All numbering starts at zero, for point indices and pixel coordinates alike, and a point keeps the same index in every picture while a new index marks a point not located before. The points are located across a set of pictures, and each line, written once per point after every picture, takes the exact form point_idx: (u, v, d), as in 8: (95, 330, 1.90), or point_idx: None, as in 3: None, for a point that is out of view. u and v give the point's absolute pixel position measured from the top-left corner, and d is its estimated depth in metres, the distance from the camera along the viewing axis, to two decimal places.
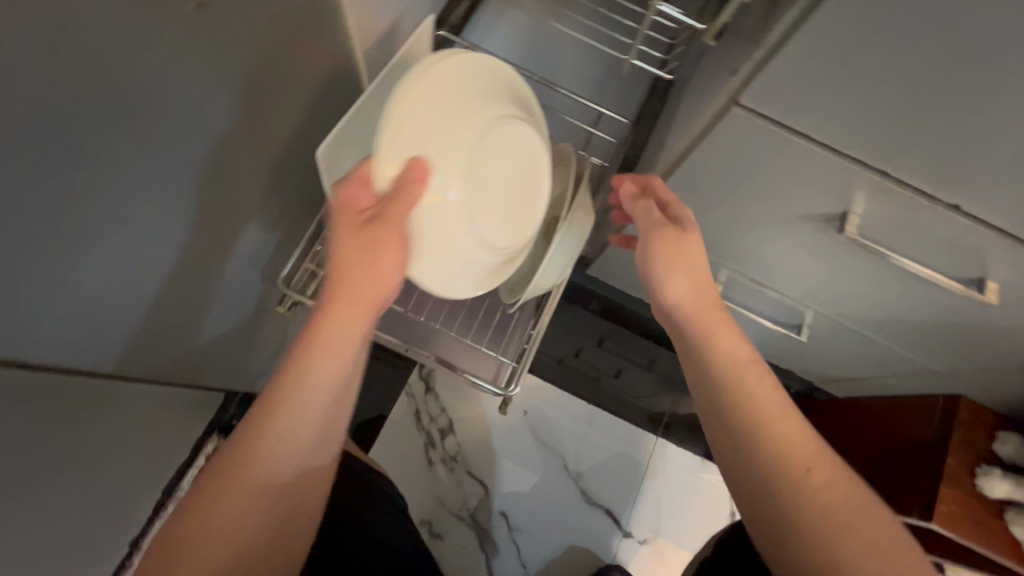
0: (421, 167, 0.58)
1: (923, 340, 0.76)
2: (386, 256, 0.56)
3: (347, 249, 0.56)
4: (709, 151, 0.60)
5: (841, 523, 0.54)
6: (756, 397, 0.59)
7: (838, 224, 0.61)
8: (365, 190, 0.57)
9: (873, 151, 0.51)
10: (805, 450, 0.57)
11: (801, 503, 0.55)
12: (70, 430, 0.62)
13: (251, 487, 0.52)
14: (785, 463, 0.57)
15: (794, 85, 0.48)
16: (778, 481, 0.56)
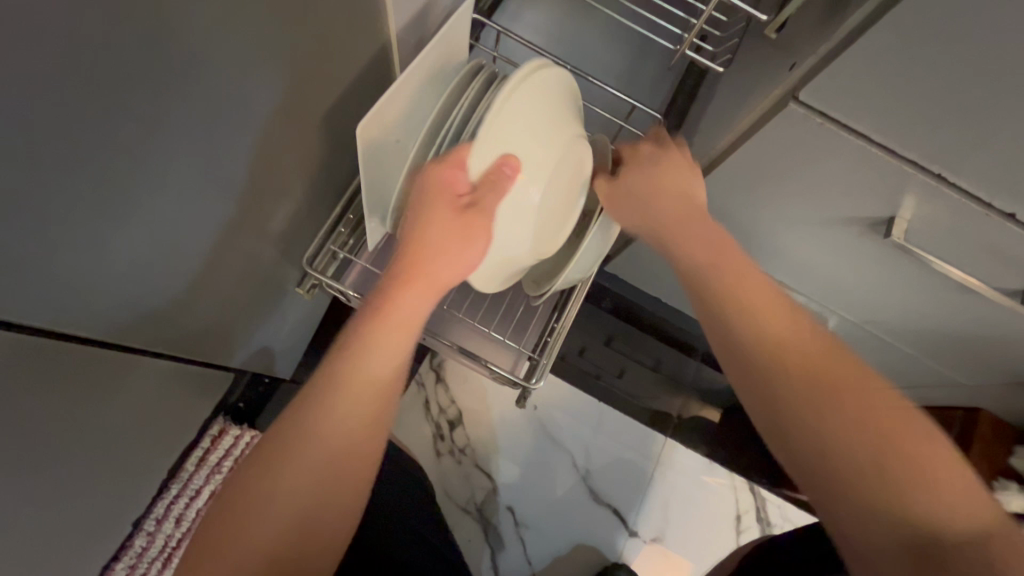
0: (513, 167, 0.58)
1: (950, 351, 0.76)
2: (474, 245, 0.57)
3: (440, 229, 0.55)
4: (757, 148, 0.59)
5: (890, 469, 0.42)
6: (765, 337, 0.49)
7: (883, 229, 0.60)
8: (460, 174, 0.56)
9: (931, 155, 0.50)
10: (832, 389, 0.46)
11: (834, 452, 0.44)
12: (81, 401, 0.60)
13: (311, 477, 0.48)
14: (795, 377, 0.47)
15: (858, 81, 0.47)
16: (804, 429, 0.45)
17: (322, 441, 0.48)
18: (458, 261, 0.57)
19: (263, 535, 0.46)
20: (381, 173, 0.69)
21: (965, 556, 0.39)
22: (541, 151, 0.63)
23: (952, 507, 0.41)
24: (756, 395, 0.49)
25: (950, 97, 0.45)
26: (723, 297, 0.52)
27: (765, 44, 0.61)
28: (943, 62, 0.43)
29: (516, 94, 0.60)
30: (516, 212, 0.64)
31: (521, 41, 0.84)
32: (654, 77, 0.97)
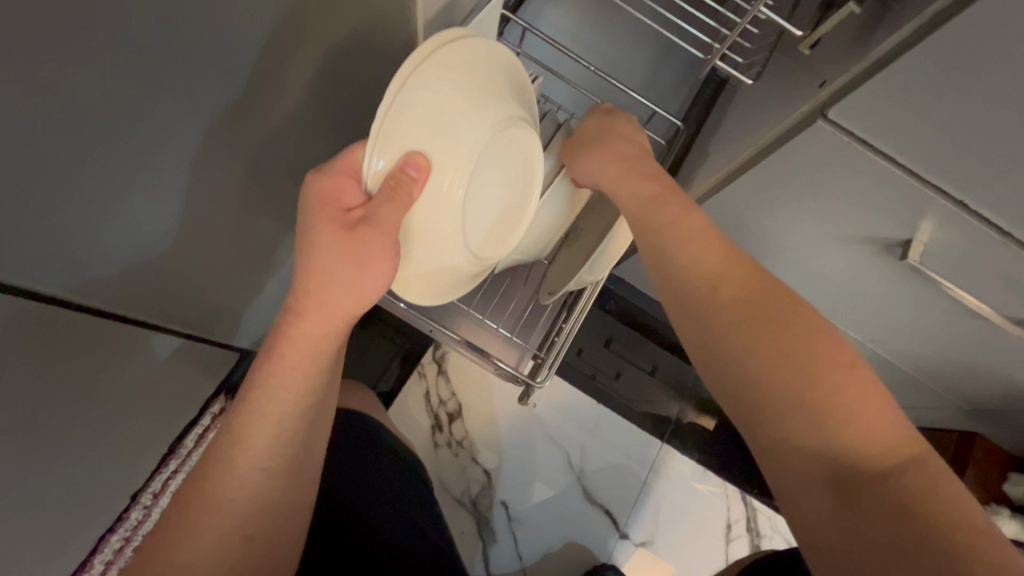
0: (417, 165, 0.54)
1: (953, 375, 0.76)
2: (370, 265, 0.53)
3: (326, 246, 0.53)
4: (778, 162, 0.59)
5: (819, 426, 0.43)
6: (717, 303, 0.49)
7: (899, 250, 0.61)
8: (351, 184, 0.54)
9: (954, 180, 0.50)
10: (774, 357, 0.45)
11: (776, 406, 0.45)
12: (90, 370, 0.60)
13: (231, 496, 0.52)
14: (744, 347, 0.47)
15: (888, 101, 0.47)
16: (745, 386, 0.47)
17: (253, 433, 0.52)
18: (359, 278, 0.53)
19: (218, 526, 0.51)
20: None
21: (890, 515, 0.40)
22: (457, 143, 0.58)
23: (878, 449, 0.42)
24: (703, 352, 0.50)
25: (975, 125, 0.45)
26: (688, 280, 0.51)
27: (792, 61, 0.62)
28: (973, 89, 0.43)
29: (430, 72, 0.53)
30: (437, 210, 0.60)
31: (546, 40, 0.83)
32: (676, 84, 0.97)
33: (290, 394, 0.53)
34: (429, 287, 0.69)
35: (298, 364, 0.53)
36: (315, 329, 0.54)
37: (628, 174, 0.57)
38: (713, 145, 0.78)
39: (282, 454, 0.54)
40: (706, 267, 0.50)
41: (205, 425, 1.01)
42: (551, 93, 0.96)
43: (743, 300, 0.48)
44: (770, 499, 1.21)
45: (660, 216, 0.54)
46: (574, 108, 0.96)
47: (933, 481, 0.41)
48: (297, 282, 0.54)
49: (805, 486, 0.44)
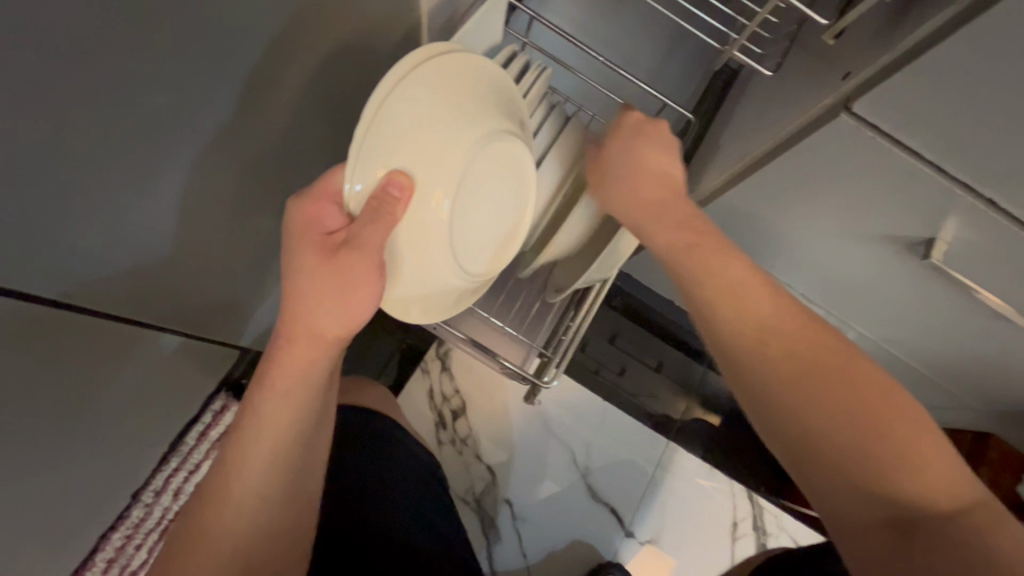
0: (400, 184, 0.52)
1: (971, 376, 0.75)
2: (357, 287, 0.51)
3: (309, 273, 0.51)
4: (795, 158, 0.57)
5: (882, 465, 0.44)
6: (765, 352, 0.49)
7: (920, 249, 0.58)
8: (333, 208, 0.52)
9: (983, 177, 0.48)
10: (827, 399, 0.46)
11: (830, 453, 0.45)
12: (86, 371, 0.59)
13: (229, 528, 0.50)
14: (793, 388, 0.47)
15: (914, 94, 0.45)
16: (799, 435, 0.47)
17: (242, 463, 0.50)
18: (347, 302, 0.51)
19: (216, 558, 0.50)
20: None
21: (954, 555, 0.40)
22: (442, 161, 0.56)
23: (934, 489, 0.43)
24: (755, 402, 0.50)
25: (1008, 121, 0.43)
26: (726, 319, 0.51)
27: (811, 52, 0.60)
28: (1008, 82, 0.41)
29: (408, 90, 0.51)
30: (428, 228, 0.58)
31: (554, 30, 0.80)
32: (686, 76, 0.94)
33: (279, 421, 0.51)
34: (424, 308, 0.66)
35: (286, 389, 0.52)
36: (304, 354, 0.52)
37: (661, 206, 0.56)
38: (726, 139, 0.76)
39: (276, 483, 0.52)
40: (746, 309, 0.50)
41: (206, 422, 0.98)
42: (557, 85, 0.93)
43: (795, 339, 0.49)
44: (776, 497, 1.20)
45: (705, 264, 0.53)
46: (581, 100, 0.93)
47: (991, 518, 0.42)
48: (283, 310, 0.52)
49: (866, 526, 0.44)
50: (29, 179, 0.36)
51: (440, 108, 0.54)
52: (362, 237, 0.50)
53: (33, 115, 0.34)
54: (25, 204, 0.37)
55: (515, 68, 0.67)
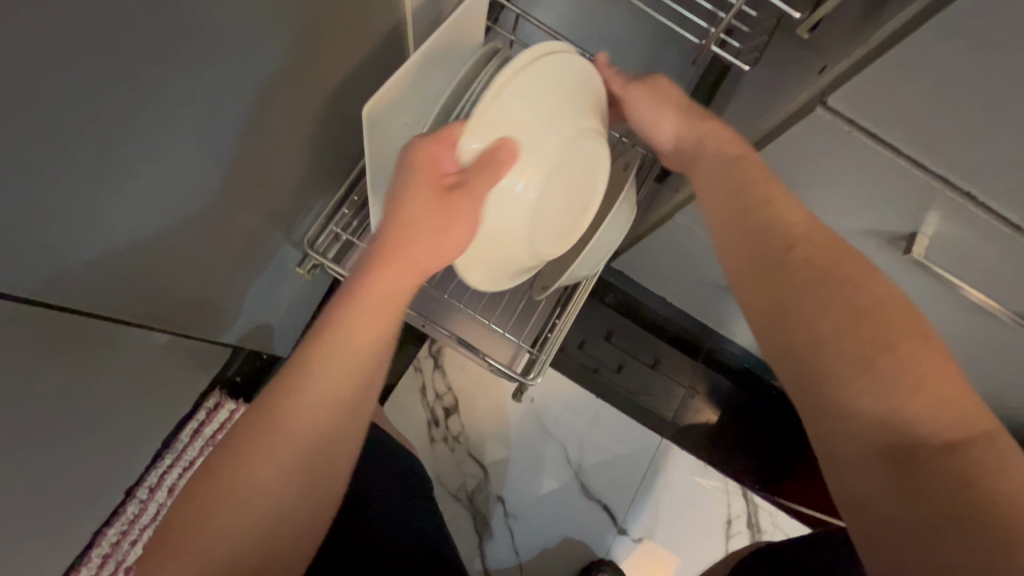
0: (511, 151, 0.55)
1: (961, 372, 0.74)
2: (456, 226, 0.54)
3: (416, 206, 0.52)
4: (774, 153, 0.57)
5: (891, 388, 0.42)
6: (789, 264, 0.49)
7: (904, 244, 0.58)
8: (448, 154, 0.54)
9: (963, 172, 0.48)
10: (847, 320, 0.44)
11: (838, 375, 0.43)
12: (68, 369, 0.59)
13: (283, 460, 0.47)
14: (812, 301, 0.46)
15: (889, 86, 0.45)
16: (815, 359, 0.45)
17: (311, 391, 0.48)
18: (440, 241, 0.53)
19: (235, 523, 0.46)
20: (384, 156, 0.68)
21: (939, 487, 0.38)
22: (539, 143, 0.58)
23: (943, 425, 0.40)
24: (775, 319, 0.48)
25: (984, 114, 0.43)
26: (763, 241, 0.51)
27: (792, 45, 0.59)
28: (983, 74, 0.40)
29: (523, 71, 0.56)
30: (508, 203, 0.59)
31: (540, 26, 0.80)
32: (676, 72, 0.94)
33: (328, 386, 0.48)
34: (485, 276, 0.68)
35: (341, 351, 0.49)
36: (391, 285, 0.51)
37: (700, 130, 0.61)
38: None
39: (314, 454, 0.48)
40: (786, 230, 0.50)
41: (200, 419, 0.99)
42: None
43: (822, 254, 0.48)
44: (772, 494, 1.19)
45: (739, 192, 0.54)
46: None
47: (990, 458, 0.39)
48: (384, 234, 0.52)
49: (860, 456, 0.42)
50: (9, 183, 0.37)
51: (553, 94, 0.58)
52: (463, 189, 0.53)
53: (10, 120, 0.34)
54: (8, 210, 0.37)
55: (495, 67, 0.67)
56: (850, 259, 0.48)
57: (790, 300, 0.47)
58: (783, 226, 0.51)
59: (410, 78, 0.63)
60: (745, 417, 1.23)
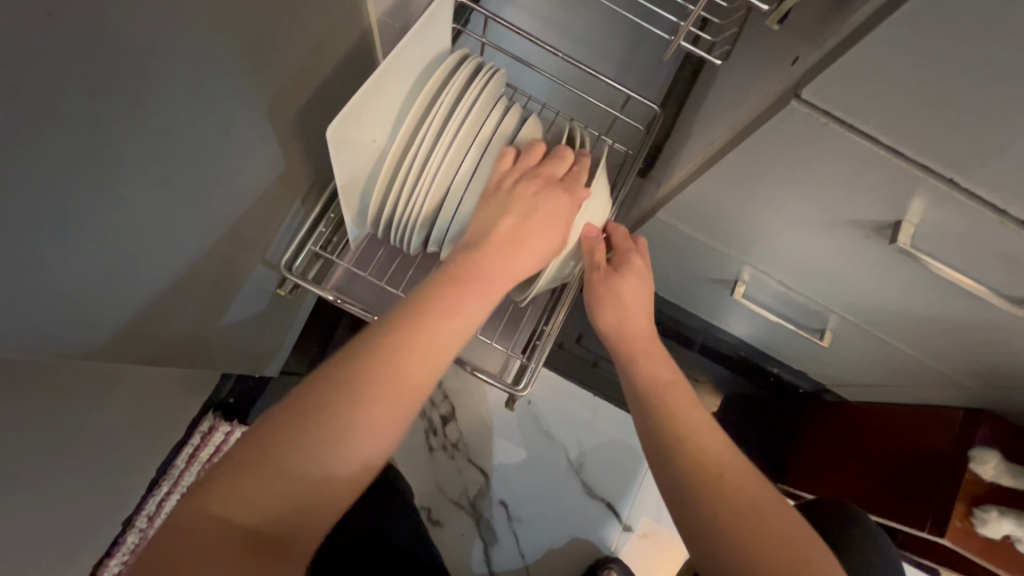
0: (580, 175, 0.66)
1: (955, 355, 0.73)
2: (554, 224, 0.63)
3: (541, 196, 0.62)
4: (751, 148, 0.56)
5: (751, 528, 0.52)
6: (683, 453, 0.59)
7: (889, 233, 0.57)
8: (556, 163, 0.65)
9: (945, 159, 0.46)
10: (734, 502, 0.54)
11: (725, 544, 0.52)
12: (36, 410, 0.58)
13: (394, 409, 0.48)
14: (700, 480, 0.56)
15: (865, 77, 0.43)
16: (688, 479, 0.57)
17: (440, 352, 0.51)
18: (551, 233, 0.63)
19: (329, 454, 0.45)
20: (356, 171, 0.66)
21: None
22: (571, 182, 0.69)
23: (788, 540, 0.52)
24: (667, 471, 0.59)
25: (966, 101, 0.41)
26: (651, 405, 0.64)
27: (763, 37, 0.58)
28: (962, 60, 0.39)
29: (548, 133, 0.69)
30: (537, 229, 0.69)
31: (511, 28, 0.78)
32: (654, 63, 0.92)
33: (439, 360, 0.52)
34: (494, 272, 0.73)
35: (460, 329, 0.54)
36: (507, 262, 0.60)
37: (626, 299, 0.71)
38: (691, 131, 0.74)
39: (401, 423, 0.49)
40: (677, 411, 0.62)
41: (196, 443, 0.98)
42: (521, 84, 0.92)
43: (709, 441, 0.59)
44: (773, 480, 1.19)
45: (640, 364, 0.68)
46: (546, 98, 0.91)
47: None
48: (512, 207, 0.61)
49: None
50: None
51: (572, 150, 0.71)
52: (565, 197, 0.63)
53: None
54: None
55: (464, 72, 0.64)
56: (730, 452, 0.59)
57: (683, 454, 0.59)
58: (666, 407, 0.63)
59: (375, 89, 0.60)
60: (743, 407, 1.23)
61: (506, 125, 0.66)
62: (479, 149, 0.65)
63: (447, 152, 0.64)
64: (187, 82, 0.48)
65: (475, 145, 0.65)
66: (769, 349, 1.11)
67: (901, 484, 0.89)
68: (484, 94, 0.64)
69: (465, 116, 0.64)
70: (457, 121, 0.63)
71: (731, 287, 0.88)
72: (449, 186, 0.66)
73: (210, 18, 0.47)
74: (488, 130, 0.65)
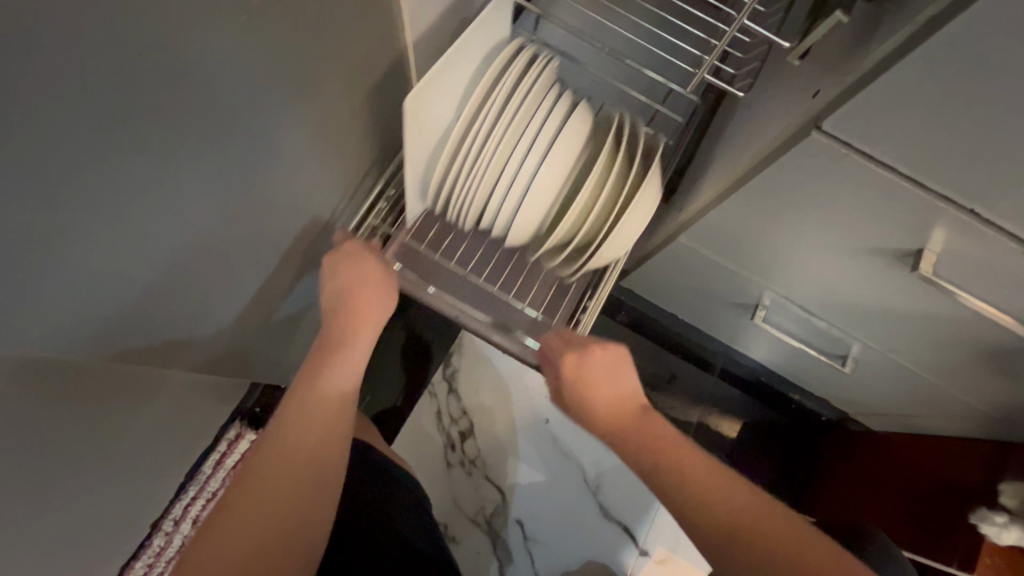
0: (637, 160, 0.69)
1: (981, 384, 0.72)
2: (360, 306, 0.74)
3: (337, 277, 0.75)
4: (774, 175, 0.57)
5: None
6: (724, 508, 0.54)
7: (912, 261, 0.57)
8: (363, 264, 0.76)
9: (962, 190, 0.47)
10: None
11: None
12: (80, 407, 0.62)
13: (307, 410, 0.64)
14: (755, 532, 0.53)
15: (884, 112, 0.45)
16: (737, 533, 0.53)
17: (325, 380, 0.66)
18: (364, 287, 0.75)
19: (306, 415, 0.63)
20: (419, 149, 0.70)
21: None
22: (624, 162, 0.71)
23: (743, 512, 0.54)
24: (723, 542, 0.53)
25: (978, 135, 0.43)
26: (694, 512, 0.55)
27: (785, 71, 0.60)
28: (970, 98, 0.41)
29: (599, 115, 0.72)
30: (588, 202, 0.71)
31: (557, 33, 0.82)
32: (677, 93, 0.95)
33: (353, 374, 0.69)
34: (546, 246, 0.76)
35: (353, 359, 0.70)
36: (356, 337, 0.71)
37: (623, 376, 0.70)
38: (712, 158, 0.76)
39: (314, 442, 0.62)
40: (706, 485, 0.56)
41: (222, 451, 1.01)
42: None
43: (743, 498, 0.55)
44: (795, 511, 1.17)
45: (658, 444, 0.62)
46: None
47: None
48: (327, 303, 0.75)
49: None
50: (42, 254, 0.39)
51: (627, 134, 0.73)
52: (372, 280, 0.76)
53: (40, 197, 0.36)
54: (39, 278, 0.39)
55: (525, 56, 0.68)
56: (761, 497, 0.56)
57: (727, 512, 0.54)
58: (708, 489, 0.55)
59: (440, 67, 0.65)
60: (763, 434, 1.21)
61: (559, 109, 0.69)
62: (534, 128, 0.68)
63: (506, 130, 0.68)
64: (242, 106, 0.52)
65: (531, 126, 0.68)
66: (790, 376, 1.11)
67: (932, 519, 0.87)
68: (540, 78, 0.68)
69: (524, 97, 0.68)
70: (515, 103, 0.67)
71: (752, 311, 0.88)
72: (507, 161, 0.69)
73: (264, 51, 0.52)
74: (545, 110, 0.69)
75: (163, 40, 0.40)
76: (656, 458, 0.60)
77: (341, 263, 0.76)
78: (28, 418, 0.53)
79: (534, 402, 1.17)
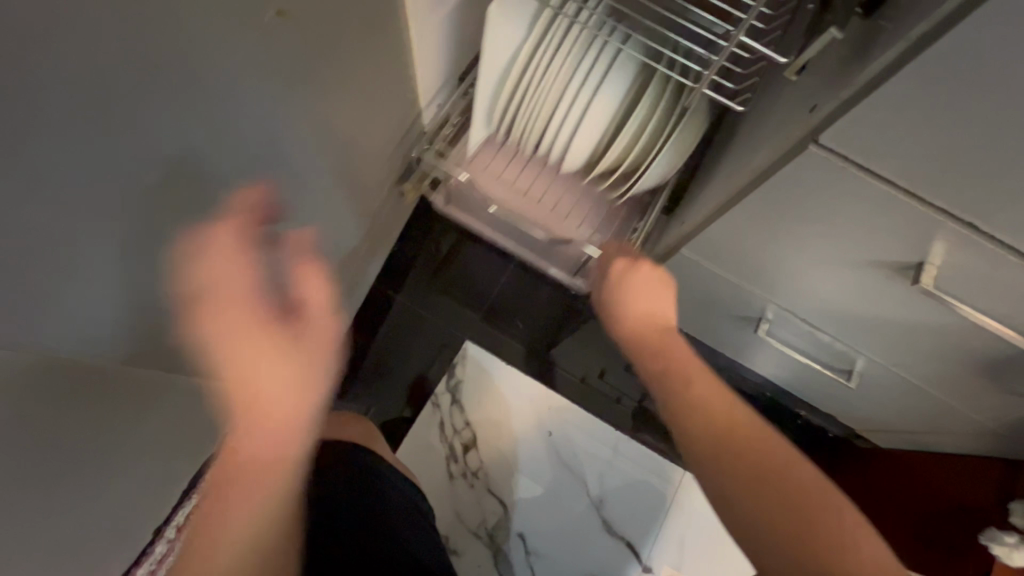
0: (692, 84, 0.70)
1: (986, 399, 0.71)
2: (280, 329, 0.55)
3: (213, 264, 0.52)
4: (773, 188, 0.58)
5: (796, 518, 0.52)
6: (721, 421, 0.59)
7: (912, 274, 0.58)
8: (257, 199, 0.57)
9: (961, 202, 0.48)
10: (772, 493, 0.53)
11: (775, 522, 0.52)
12: (85, 408, 0.62)
13: (246, 474, 0.50)
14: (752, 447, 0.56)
15: (880, 125, 0.46)
16: (726, 444, 0.57)
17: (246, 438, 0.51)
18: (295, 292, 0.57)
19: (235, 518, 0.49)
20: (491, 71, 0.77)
21: None
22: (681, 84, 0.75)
23: (748, 434, 0.57)
24: (710, 448, 0.58)
25: (975, 146, 0.43)
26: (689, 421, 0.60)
27: (782, 88, 0.61)
28: (963, 111, 0.42)
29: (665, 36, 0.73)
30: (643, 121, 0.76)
31: None
32: None
33: (280, 429, 0.51)
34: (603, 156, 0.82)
35: (281, 408, 0.52)
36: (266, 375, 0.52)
37: (658, 296, 0.73)
38: (713, 172, 0.77)
39: (257, 501, 0.49)
40: (706, 404, 0.60)
41: None
42: None
43: (747, 419, 0.59)
44: None
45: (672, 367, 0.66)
46: None
47: None
48: (206, 302, 0.53)
49: None
50: (55, 254, 0.40)
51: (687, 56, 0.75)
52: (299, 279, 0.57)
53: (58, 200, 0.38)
54: (50, 278, 0.40)
55: None
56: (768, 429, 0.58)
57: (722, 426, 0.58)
58: (711, 407, 0.60)
59: None
60: None
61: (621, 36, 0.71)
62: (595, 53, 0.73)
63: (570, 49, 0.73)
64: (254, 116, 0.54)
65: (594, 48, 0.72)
66: (796, 391, 1.10)
67: (949, 542, 0.85)
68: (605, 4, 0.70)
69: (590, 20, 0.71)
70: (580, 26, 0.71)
71: (756, 324, 0.88)
72: (568, 85, 0.75)
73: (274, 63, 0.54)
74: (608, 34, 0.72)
75: (179, 51, 0.42)
76: (667, 367, 0.66)
77: (237, 240, 0.53)
78: (33, 421, 0.54)
79: (537, 414, 1.16)
